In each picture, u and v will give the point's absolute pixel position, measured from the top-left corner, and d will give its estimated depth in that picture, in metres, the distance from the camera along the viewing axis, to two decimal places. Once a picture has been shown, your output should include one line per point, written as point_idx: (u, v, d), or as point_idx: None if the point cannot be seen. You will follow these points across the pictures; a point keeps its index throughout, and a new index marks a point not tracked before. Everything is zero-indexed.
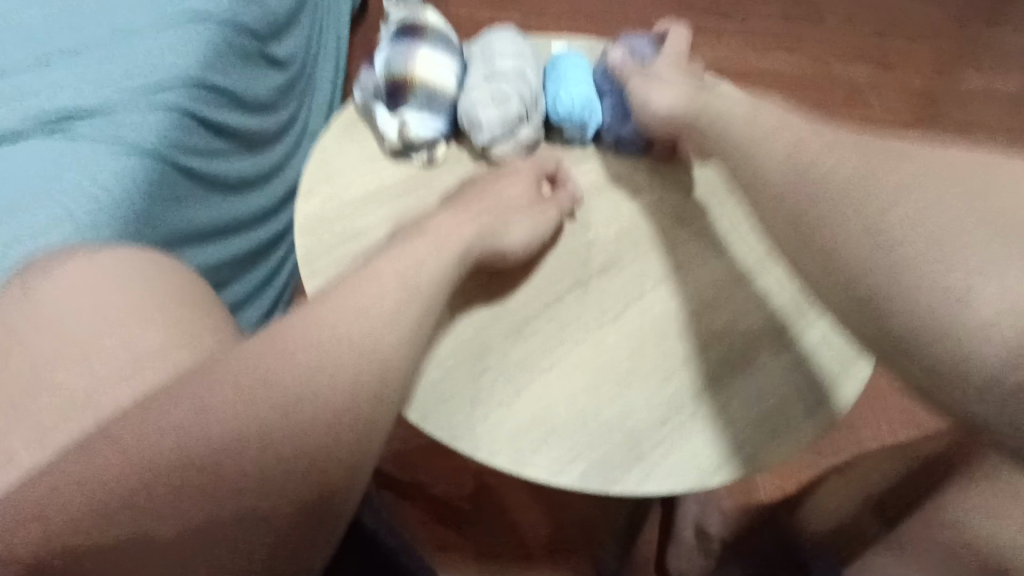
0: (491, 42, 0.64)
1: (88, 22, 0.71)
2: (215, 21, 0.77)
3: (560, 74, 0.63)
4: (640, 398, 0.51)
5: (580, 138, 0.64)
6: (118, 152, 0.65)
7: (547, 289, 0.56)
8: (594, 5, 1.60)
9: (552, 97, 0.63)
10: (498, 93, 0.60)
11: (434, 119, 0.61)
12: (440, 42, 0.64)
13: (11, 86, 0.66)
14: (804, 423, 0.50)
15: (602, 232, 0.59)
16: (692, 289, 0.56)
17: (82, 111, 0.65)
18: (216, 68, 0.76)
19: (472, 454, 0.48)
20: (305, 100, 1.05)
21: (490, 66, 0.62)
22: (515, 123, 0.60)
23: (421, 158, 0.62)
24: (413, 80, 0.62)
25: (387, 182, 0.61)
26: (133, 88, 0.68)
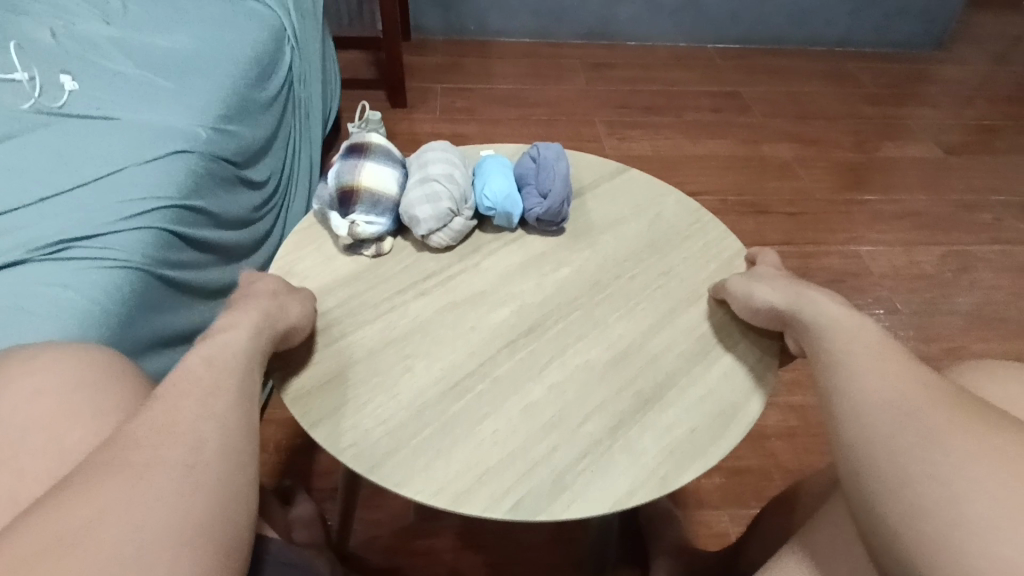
0: (426, 154, 0.76)
1: (82, 165, 0.83)
2: (195, 154, 0.90)
3: (483, 176, 0.75)
4: (564, 437, 0.56)
5: (507, 224, 0.75)
6: (105, 270, 0.73)
7: (480, 353, 0.63)
8: (542, 113, 1.80)
9: (479, 193, 0.74)
10: (432, 193, 0.70)
11: (382, 219, 0.71)
12: (383, 157, 0.74)
13: (13, 220, 0.75)
14: (712, 445, 0.56)
15: (526, 303, 0.68)
16: (613, 343, 0.64)
17: (76, 236, 0.74)
18: (195, 193, 0.88)
19: (418, 497, 0.52)
20: (279, 215, 1.18)
21: (425, 171, 0.73)
22: (448, 217, 0.71)
23: (370, 251, 0.72)
24: (359, 187, 0.71)
25: (340, 274, 0.71)
26: (120, 215, 0.78)
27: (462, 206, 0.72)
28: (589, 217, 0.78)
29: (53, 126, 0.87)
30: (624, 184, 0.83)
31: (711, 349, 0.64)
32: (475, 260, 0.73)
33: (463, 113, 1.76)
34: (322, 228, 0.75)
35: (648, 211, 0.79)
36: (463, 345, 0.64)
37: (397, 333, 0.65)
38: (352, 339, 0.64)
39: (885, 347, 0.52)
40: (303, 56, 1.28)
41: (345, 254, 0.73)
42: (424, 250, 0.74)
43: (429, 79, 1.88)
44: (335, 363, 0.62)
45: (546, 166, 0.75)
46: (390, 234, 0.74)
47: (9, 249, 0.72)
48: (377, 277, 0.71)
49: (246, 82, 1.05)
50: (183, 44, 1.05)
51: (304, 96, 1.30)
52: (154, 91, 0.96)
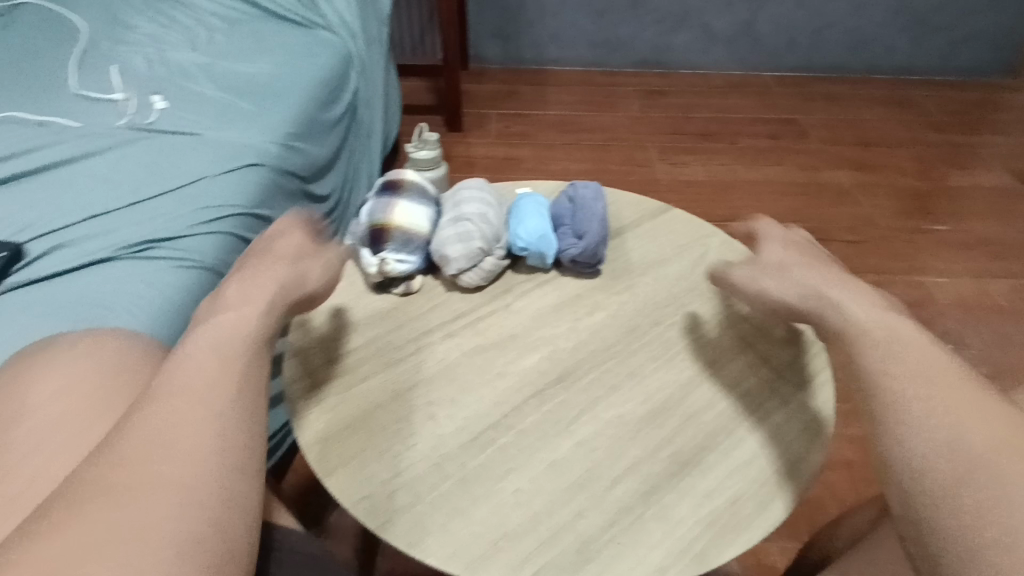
0: (460, 192, 0.71)
1: (165, 176, 0.90)
2: (265, 168, 0.96)
3: (517, 213, 0.70)
4: (594, 497, 0.51)
5: (542, 265, 0.69)
6: (181, 269, 0.79)
7: (506, 399, 0.58)
8: (594, 138, 1.83)
9: (512, 232, 0.69)
10: (464, 232, 0.66)
11: (413, 257, 0.66)
12: (416, 194, 0.70)
13: (107, 223, 0.82)
14: (756, 519, 0.50)
15: (557, 348, 0.63)
16: (652, 396, 0.58)
17: (161, 238, 0.81)
18: (263, 203, 0.94)
19: (432, 562, 0.47)
20: (338, 229, 1.23)
21: (457, 209, 0.69)
22: (479, 256, 0.66)
23: (399, 289, 0.67)
24: (391, 225, 0.67)
25: (371, 310, 0.66)
26: (198, 220, 0.84)
27: (494, 245, 0.67)
28: (628, 258, 0.73)
29: (139, 141, 0.95)
30: (665, 223, 0.78)
31: (758, 409, 0.58)
32: (506, 301, 0.67)
33: (516, 138, 1.81)
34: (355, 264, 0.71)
35: (690, 252, 0.74)
36: (489, 393, 0.58)
37: (421, 376, 0.59)
38: (376, 379, 0.59)
39: (953, 374, 0.46)
40: (369, 81, 1.36)
41: (374, 293, 0.68)
42: (454, 289, 0.68)
43: (484, 105, 1.94)
44: (355, 408, 0.57)
45: (582, 208, 0.70)
46: (422, 272, 0.69)
47: (105, 248, 0.79)
48: (404, 317, 0.65)
49: (314, 103, 1.12)
50: (260, 69, 1.13)
51: (367, 117, 1.36)
52: (232, 111, 1.03)
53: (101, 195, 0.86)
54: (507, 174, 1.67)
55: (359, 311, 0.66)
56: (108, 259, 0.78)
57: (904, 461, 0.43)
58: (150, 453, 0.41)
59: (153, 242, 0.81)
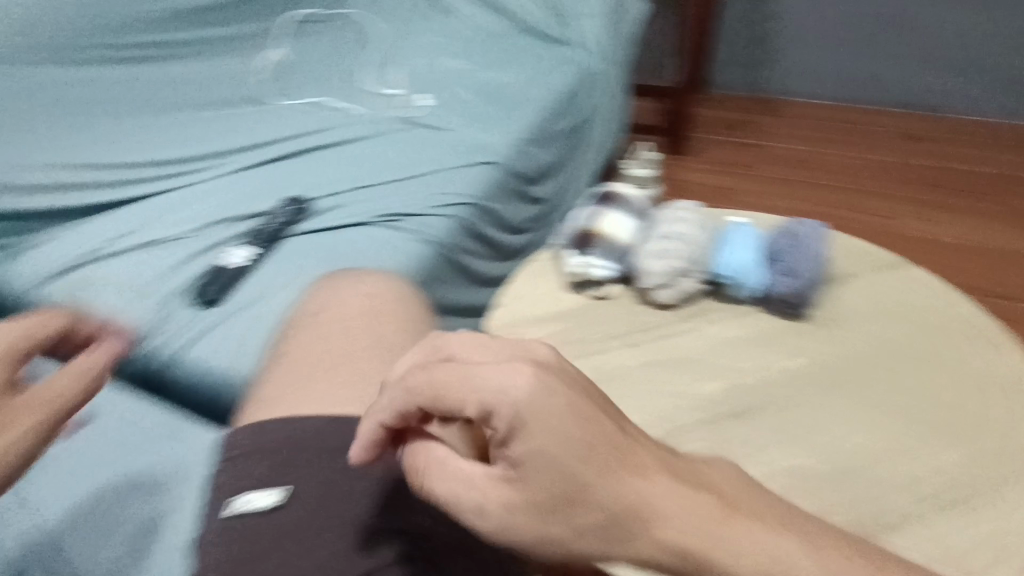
0: (668, 210, 0.73)
1: (416, 162, 1.05)
2: (495, 166, 1.08)
3: (726, 239, 0.69)
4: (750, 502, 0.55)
5: (743, 296, 0.68)
6: (418, 239, 0.93)
7: (676, 417, 0.58)
8: (827, 180, 1.67)
9: (718, 257, 0.68)
10: (666, 251, 0.67)
11: (614, 265, 0.70)
12: (626, 208, 0.74)
13: (369, 194, 0.98)
14: None
15: (746, 382, 0.61)
16: (835, 456, 0.55)
17: (406, 214, 0.96)
18: (488, 197, 1.05)
19: None
20: (550, 230, 1.29)
21: (664, 226, 0.70)
22: (679, 275, 0.67)
23: (595, 293, 0.71)
24: (598, 232, 0.71)
25: (563, 306, 0.71)
26: (435, 203, 0.99)
27: (696, 266, 0.67)
28: (844, 308, 0.68)
29: (403, 130, 1.12)
30: (895, 277, 0.70)
31: (966, 502, 0.51)
32: (699, 326, 0.67)
33: (737, 168, 1.73)
34: (554, 262, 0.75)
35: (919, 315, 0.66)
36: (662, 408, 0.59)
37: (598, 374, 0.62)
38: None
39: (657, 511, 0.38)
40: (605, 97, 1.42)
41: (570, 292, 0.72)
42: (649, 303, 0.70)
43: (710, 130, 1.87)
44: None
45: (800, 245, 0.67)
46: (619, 280, 0.71)
47: (365, 214, 0.94)
48: (594, 320, 0.69)
49: (548, 113, 1.22)
50: (507, 79, 1.26)
51: (595, 130, 1.42)
52: (480, 114, 1.17)
53: (367, 170, 1.03)
54: (719, 204, 1.61)
55: (553, 306, 0.71)
56: (365, 223, 0.93)
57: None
58: (321, 381, 0.53)
59: (400, 216, 0.95)
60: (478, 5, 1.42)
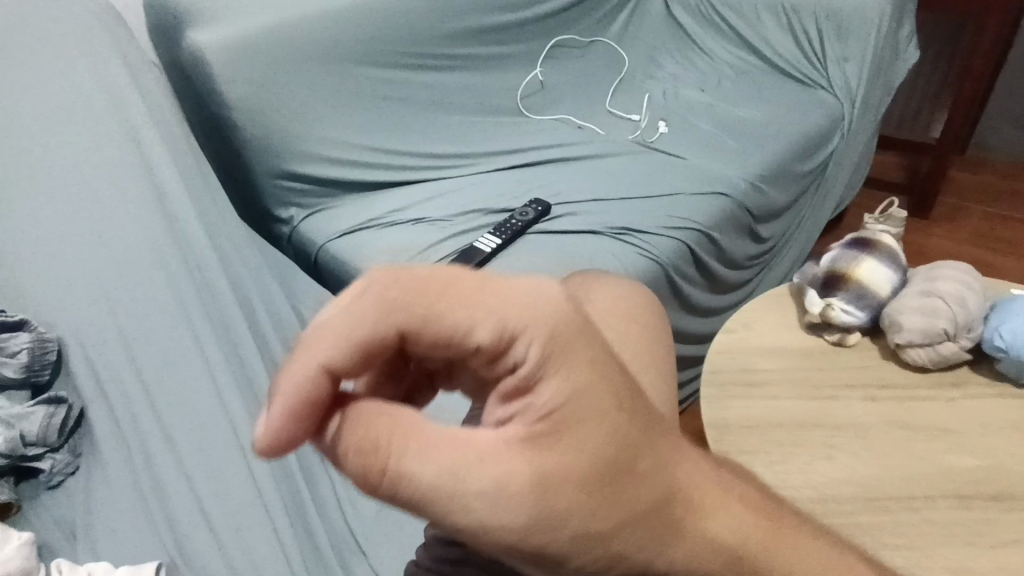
0: (937, 269, 0.70)
1: (652, 183, 1.10)
2: (729, 199, 1.09)
3: (1003, 309, 0.65)
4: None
5: (1013, 372, 0.64)
6: (643, 256, 0.98)
7: (916, 481, 0.59)
8: None
9: (992, 327, 0.65)
10: (931, 308, 0.65)
11: (861, 313, 0.69)
12: (886, 258, 0.72)
13: (605, 207, 1.06)
14: None
15: (1002, 468, 0.60)
16: None
17: (638, 229, 1.01)
18: (716, 227, 1.07)
19: None
20: (764, 271, 1.26)
21: (930, 284, 0.68)
22: (941, 338, 0.65)
23: (833, 337, 0.71)
24: (851, 276, 0.71)
25: (798, 344, 0.72)
26: (665, 224, 1.03)
27: (963, 332, 0.64)
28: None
29: (642, 154, 1.18)
30: None
31: None
32: (951, 395, 0.66)
33: (1000, 242, 1.51)
34: (794, 300, 0.76)
35: None
36: (900, 467, 0.60)
37: (833, 420, 0.64)
38: (787, 401, 0.66)
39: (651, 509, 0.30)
40: (851, 147, 1.34)
41: (805, 331, 0.73)
42: (893, 360, 0.69)
43: (972, 194, 1.64)
44: (760, 416, 0.65)
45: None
46: (863, 329, 0.71)
47: (600, 224, 1.02)
48: (833, 365, 0.69)
49: (791, 154, 1.19)
50: (754, 116, 1.26)
51: (834, 178, 1.35)
52: (719, 147, 1.19)
53: (606, 184, 1.11)
54: None
55: (789, 342, 0.72)
56: (599, 233, 1.01)
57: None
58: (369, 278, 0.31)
59: (632, 230, 1.01)
60: (733, 42, 1.44)
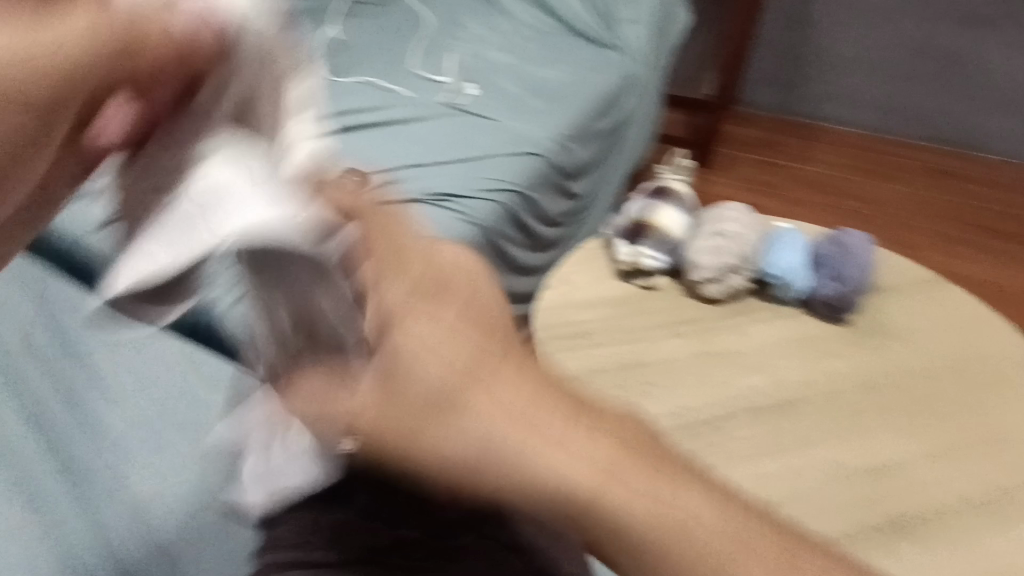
0: (718, 212, 0.77)
1: (465, 146, 1.08)
2: (540, 159, 1.11)
3: (774, 242, 0.75)
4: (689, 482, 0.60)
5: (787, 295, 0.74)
6: (460, 221, 0.96)
7: (718, 405, 0.65)
8: (855, 205, 1.71)
9: (767, 259, 0.74)
10: (717, 246, 0.72)
11: (661, 255, 0.75)
12: (676, 204, 0.78)
13: (421, 175, 1.00)
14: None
15: (783, 377, 0.69)
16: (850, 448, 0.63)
17: (457, 195, 0.98)
18: (531, 187, 1.08)
19: None
20: (579, 226, 1.33)
21: (714, 223, 0.75)
22: (727, 270, 0.72)
23: (643, 282, 0.76)
24: (652, 224, 0.76)
25: (613, 292, 0.76)
26: (481, 188, 1.01)
27: (743, 262, 0.72)
28: (882, 319, 0.76)
29: (450, 116, 1.14)
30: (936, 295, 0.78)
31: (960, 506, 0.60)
32: (739, 322, 0.74)
33: (763, 185, 1.76)
34: (606, 250, 0.79)
35: (944, 329, 0.74)
36: (704, 391, 0.66)
37: (648, 361, 0.69)
38: (606, 348, 0.69)
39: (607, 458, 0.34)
40: (641, 105, 1.45)
41: (618, 279, 0.77)
42: (692, 296, 0.76)
43: (740, 144, 1.89)
44: (586, 367, 0.67)
45: (844, 251, 0.74)
46: (667, 272, 0.77)
47: (417, 191, 0.97)
48: (645, 308, 0.74)
49: (592, 114, 1.25)
50: (556, 76, 1.29)
51: (630, 134, 1.45)
52: (525, 108, 1.20)
53: (420, 152, 1.05)
54: None
55: (604, 292, 0.75)
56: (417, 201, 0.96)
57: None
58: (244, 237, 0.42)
59: (450, 197, 0.98)
60: (530, 4, 1.45)
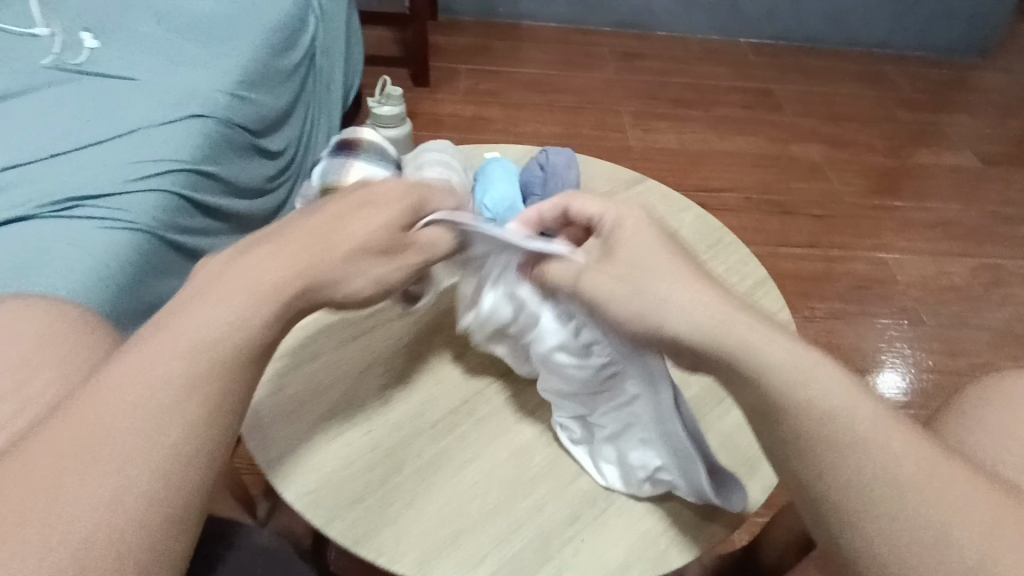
0: (424, 154, 0.66)
1: (96, 125, 0.81)
2: (212, 118, 0.88)
3: (480, 191, 0.64)
4: (529, 517, 0.45)
5: None
6: (110, 229, 0.72)
7: (471, 382, 0.54)
8: (567, 100, 1.71)
9: (478, 202, 0.63)
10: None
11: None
12: (376, 154, 0.65)
13: (39, 183, 0.74)
14: (715, 523, 0.46)
15: None
16: None
17: (101, 195, 0.74)
18: (208, 158, 0.86)
19: (370, 556, 0.43)
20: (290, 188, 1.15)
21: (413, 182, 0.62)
22: None
23: None
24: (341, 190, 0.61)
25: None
26: (133, 174, 0.77)
27: None
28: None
29: (72, 83, 0.86)
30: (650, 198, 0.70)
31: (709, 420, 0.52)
32: None
33: (487, 96, 1.70)
34: None
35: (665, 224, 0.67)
36: (449, 370, 0.54)
37: (380, 355, 0.55)
38: (325, 357, 0.54)
39: (778, 321, 0.37)
40: (327, 28, 1.26)
41: None
42: None
43: (454, 59, 1.81)
44: (302, 389, 0.51)
45: (555, 176, 0.64)
46: None
47: (31, 203, 0.71)
48: None
49: (268, 50, 1.03)
50: (207, 8, 1.02)
51: (326, 69, 1.28)
52: (176, 54, 0.94)
53: (33, 150, 0.77)
54: (476, 134, 1.57)
55: None
56: (34, 218, 0.70)
57: (806, 459, 0.34)
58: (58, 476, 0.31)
59: (89, 198, 0.73)
60: None
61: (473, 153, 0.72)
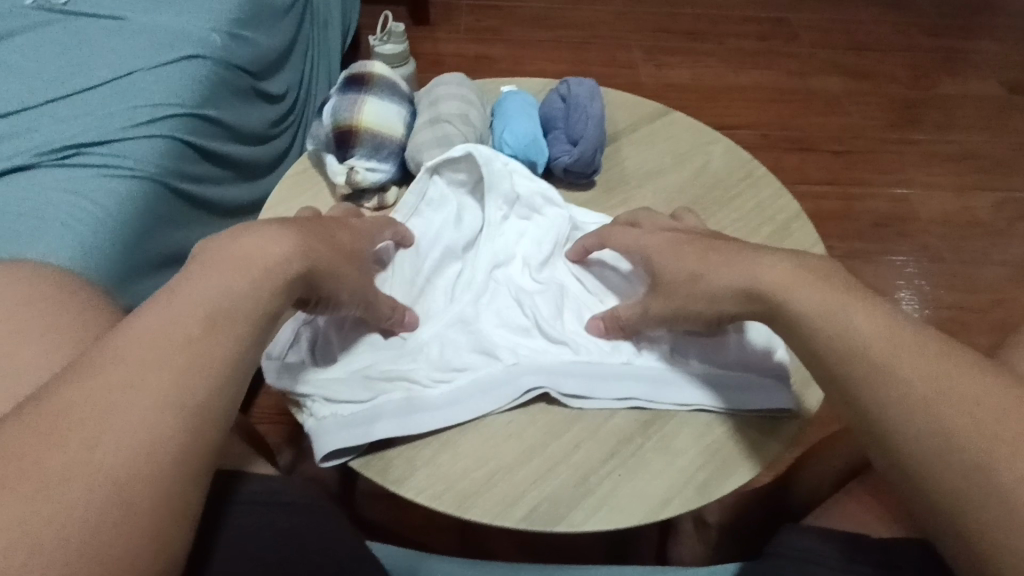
0: (436, 88, 0.62)
1: (89, 66, 0.77)
2: (209, 59, 0.83)
3: (500, 124, 0.61)
4: (565, 456, 0.45)
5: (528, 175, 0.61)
6: (115, 177, 0.70)
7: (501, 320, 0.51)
8: (573, 36, 1.63)
9: (497, 137, 0.60)
10: (443, 135, 0.58)
11: (385, 164, 0.59)
12: (387, 89, 0.61)
13: (39, 130, 0.71)
14: (755, 454, 0.46)
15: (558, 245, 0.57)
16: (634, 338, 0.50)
17: (102, 141, 0.71)
18: (209, 101, 0.82)
19: (411, 497, 0.43)
20: (294, 133, 1.11)
21: (431, 117, 0.60)
22: None
23: (371, 203, 0.59)
24: (359, 127, 0.59)
25: None
26: (131, 120, 0.74)
27: None
28: (624, 167, 0.63)
29: (58, 24, 0.81)
30: (681, 130, 0.67)
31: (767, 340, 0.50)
32: None
33: (489, 33, 1.61)
34: (322, 178, 0.61)
35: (693, 160, 0.64)
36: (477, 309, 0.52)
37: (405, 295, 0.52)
38: None
39: (805, 272, 0.41)
40: None
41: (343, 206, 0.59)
42: None
43: None
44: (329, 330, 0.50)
45: (578, 108, 0.61)
46: (395, 182, 0.60)
47: (32, 151, 0.69)
48: None
49: None
50: None
51: (323, 8, 1.22)
52: None
53: (27, 97, 0.74)
54: (481, 74, 1.51)
55: None
56: (36, 166, 0.68)
57: None
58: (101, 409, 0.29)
59: (91, 144, 0.71)
60: None
61: (489, 89, 0.68)
